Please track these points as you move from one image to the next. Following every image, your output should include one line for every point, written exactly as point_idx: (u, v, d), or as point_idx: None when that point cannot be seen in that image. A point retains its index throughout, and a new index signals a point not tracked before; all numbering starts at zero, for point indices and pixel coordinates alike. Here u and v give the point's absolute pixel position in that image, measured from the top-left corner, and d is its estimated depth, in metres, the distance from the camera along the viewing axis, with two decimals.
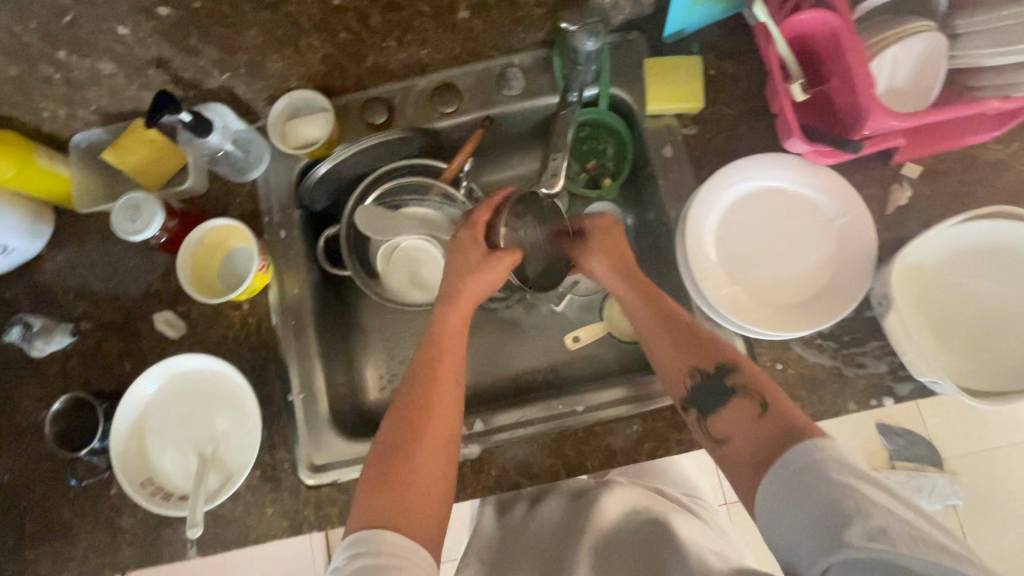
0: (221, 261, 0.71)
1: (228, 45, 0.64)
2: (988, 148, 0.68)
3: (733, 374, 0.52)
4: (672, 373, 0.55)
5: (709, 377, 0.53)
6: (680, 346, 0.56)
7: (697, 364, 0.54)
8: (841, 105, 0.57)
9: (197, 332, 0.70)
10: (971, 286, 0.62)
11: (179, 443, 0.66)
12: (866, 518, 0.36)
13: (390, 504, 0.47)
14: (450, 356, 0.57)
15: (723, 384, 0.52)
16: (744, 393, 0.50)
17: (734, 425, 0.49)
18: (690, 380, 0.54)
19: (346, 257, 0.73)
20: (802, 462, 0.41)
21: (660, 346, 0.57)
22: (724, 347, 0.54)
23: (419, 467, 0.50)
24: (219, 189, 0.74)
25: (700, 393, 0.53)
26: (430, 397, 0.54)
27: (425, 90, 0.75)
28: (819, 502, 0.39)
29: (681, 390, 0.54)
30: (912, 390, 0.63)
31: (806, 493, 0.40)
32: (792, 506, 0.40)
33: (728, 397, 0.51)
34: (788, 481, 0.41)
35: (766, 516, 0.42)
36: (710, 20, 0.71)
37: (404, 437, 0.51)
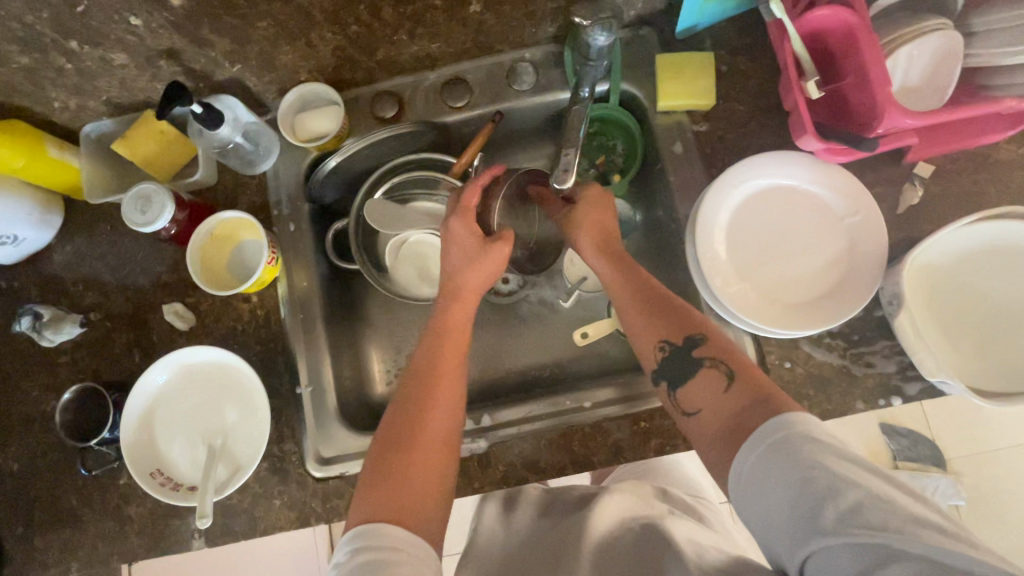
0: (231, 253, 0.71)
1: (240, 37, 0.63)
2: (1001, 148, 0.67)
3: (702, 345, 0.52)
4: (642, 345, 0.55)
5: (678, 348, 0.53)
6: (652, 317, 0.55)
7: (668, 336, 0.54)
8: (854, 103, 0.57)
9: (206, 324, 0.71)
10: (982, 286, 0.62)
11: (189, 434, 0.66)
12: (839, 496, 0.37)
13: (392, 499, 0.47)
14: (451, 352, 0.57)
15: (692, 356, 0.52)
16: (713, 364, 0.50)
17: (704, 397, 0.50)
18: (660, 353, 0.53)
19: (354, 250, 0.73)
20: (771, 441, 0.41)
21: (630, 319, 0.57)
22: (695, 318, 0.54)
23: (420, 464, 0.50)
24: (228, 181, 0.74)
25: (671, 367, 0.53)
26: (434, 394, 0.54)
27: (435, 84, 0.75)
28: (794, 482, 0.38)
29: (651, 362, 0.54)
30: (920, 390, 0.63)
31: (779, 472, 0.40)
32: (766, 487, 0.40)
33: (697, 368, 0.51)
34: (761, 460, 0.41)
35: (742, 498, 0.42)
36: (723, 16, 0.71)
37: (407, 435, 0.51)
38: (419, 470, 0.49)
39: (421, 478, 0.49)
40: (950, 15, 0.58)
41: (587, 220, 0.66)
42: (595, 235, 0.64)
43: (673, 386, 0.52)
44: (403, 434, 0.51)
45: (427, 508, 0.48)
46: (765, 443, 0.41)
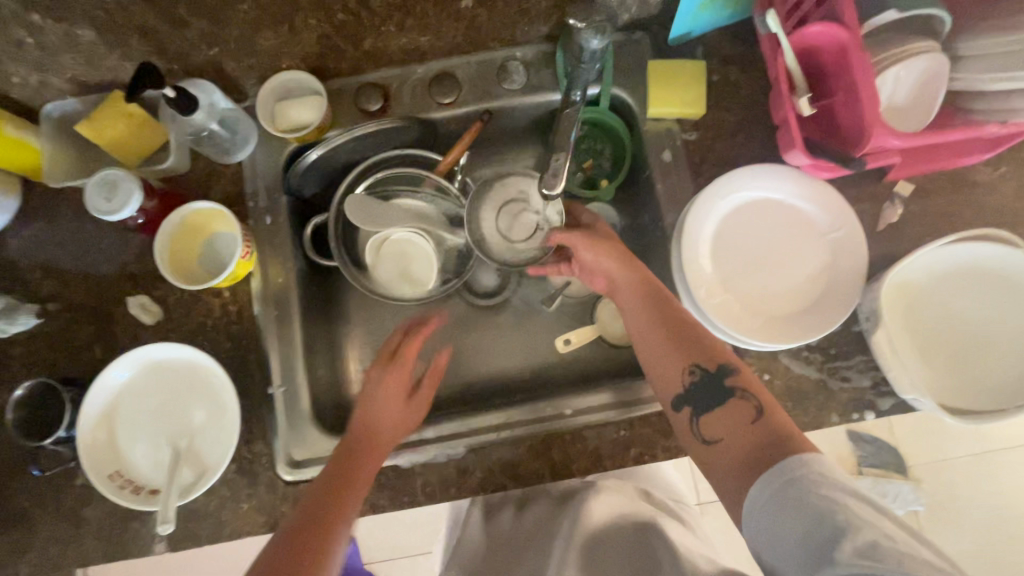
0: (202, 246, 0.68)
1: (219, 19, 0.60)
2: (977, 170, 0.69)
3: (733, 376, 0.52)
4: (666, 370, 0.55)
5: (710, 376, 0.53)
6: (678, 342, 0.56)
7: (698, 362, 0.54)
8: (844, 121, 0.57)
9: (174, 318, 0.67)
10: (956, 306, 0.63)
11: (152, 434, 0.63)
12: (856, 531, 0.37)
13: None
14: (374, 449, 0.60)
15: (722, 384, 0.52)
16: (741, 395, 0.51)
17: (729, 426, 0.50)
18: (688, 377, 0.54)
19: (333, 246, 0.71)
20: (790, 475, 0.42)
21: (652, 341, 0.57)
22: (725, 350, 0.55)
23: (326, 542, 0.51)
24: (202, 169, 0.71)
25: (696, 392, 0.53)
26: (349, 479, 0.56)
27: (423, 78, 0.72)
28: (809, 515, 0.39)
29: (676, 386, 0.54)
30: (893, 405, 0.64)
31: (795, 506, 0.40)
32: (783, 519, 0.41)
33: (728, 397, 0.51)
34: (779, 496, 0.42)
35: (758, 533, 0.42)
36: (716, 25, 0.71)
37: (311, 532, 0.51)
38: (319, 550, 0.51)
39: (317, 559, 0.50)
40: (937, 38, 0.59)
41: (606, 242, 0.64)
42: (618, 258, 0.63)
43: (695, 413, 0.52)
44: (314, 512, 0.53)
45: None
46: (782, 476, 0.43)
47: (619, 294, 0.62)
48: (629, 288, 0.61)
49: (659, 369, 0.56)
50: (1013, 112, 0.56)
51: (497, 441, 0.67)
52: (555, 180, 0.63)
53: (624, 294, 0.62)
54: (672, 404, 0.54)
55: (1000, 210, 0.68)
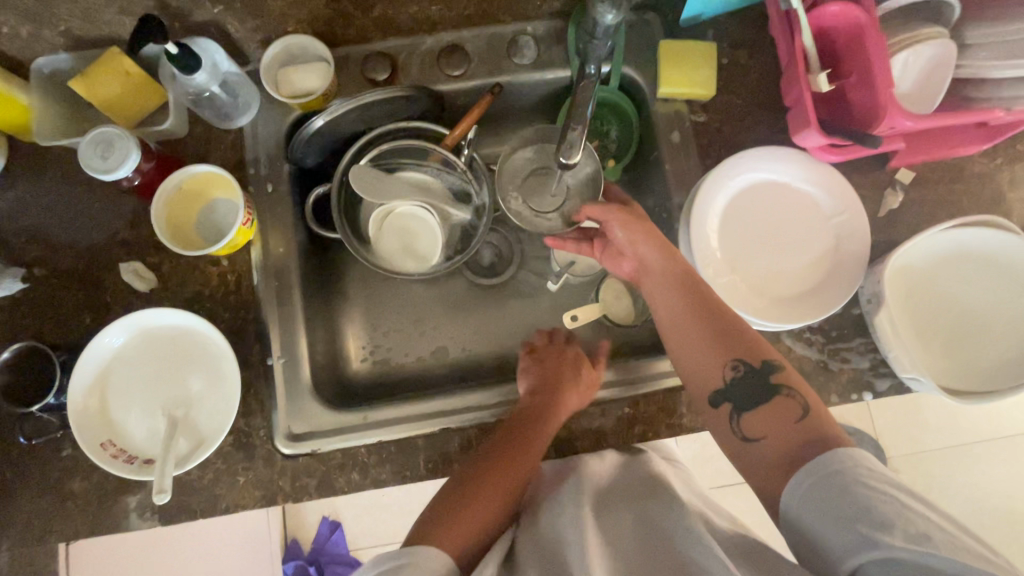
0: (199, 213, 0.66)
1: None
2: (975, 161, 0.71)
3: (778, 373, 0.52)
4: (704, 365, 0.55)
5: (753, 372, 0.53)
6: (719, 337, 0.55)
7: (739, 358, 0.54)
8: (856, 102, 0.58)
9: (169, 286, 0.65)
10: (954, 290, 0.65)
11: (146, 403, 0.61)
12: (906, 523, 0.39)
13: (452, 530, 0.49)
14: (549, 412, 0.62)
15: (768, 381, 0.52)
16: (788, 393, 0.51)
17: (775, 423, 0.50)
18: (731, 372, 0.53)
19: (335, 216, 0.69)
20: (825, 464, 0.44)
21: (692, 333, 0.56)
22: (765, 346, 0.55)
23: (473, 513, 0.51)
24: (201, 134, 0.68)
25: (740, 387, 0.53)
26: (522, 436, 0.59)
27: (432, 49, 0.71)
28: (854, 505, 0.41)
29: (717, 381, 0.54)
30: (890, 386, 0.65)
31: (839, 494, 0.42)
32: (824, 507, 0.42)
33: (772, 394, 0.51)
34: (823, 480, 0.43)
35: (799, 515, 0.44)
36: (726, 8, 0.71)
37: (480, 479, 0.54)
38: (470, 521, 0.51)
39: (465, 529, 0.50)
40: (946, 25, 0.60)
41: (642, 225, 0.62)
42: (656, 244, 0.61)
43: (737, 410, 0.52)
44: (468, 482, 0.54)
45: (467, 542, 0.49)
46: (818, 464, 0.44)
47: (650, 280, 0.61)
48: (663, 277, 0.60)
49: (697, 363, 0.55)
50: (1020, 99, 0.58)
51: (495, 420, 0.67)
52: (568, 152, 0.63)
53: (657, 282, 0.60)
54: (710, 399, 0.54)
55: (993, 201, 0.70)
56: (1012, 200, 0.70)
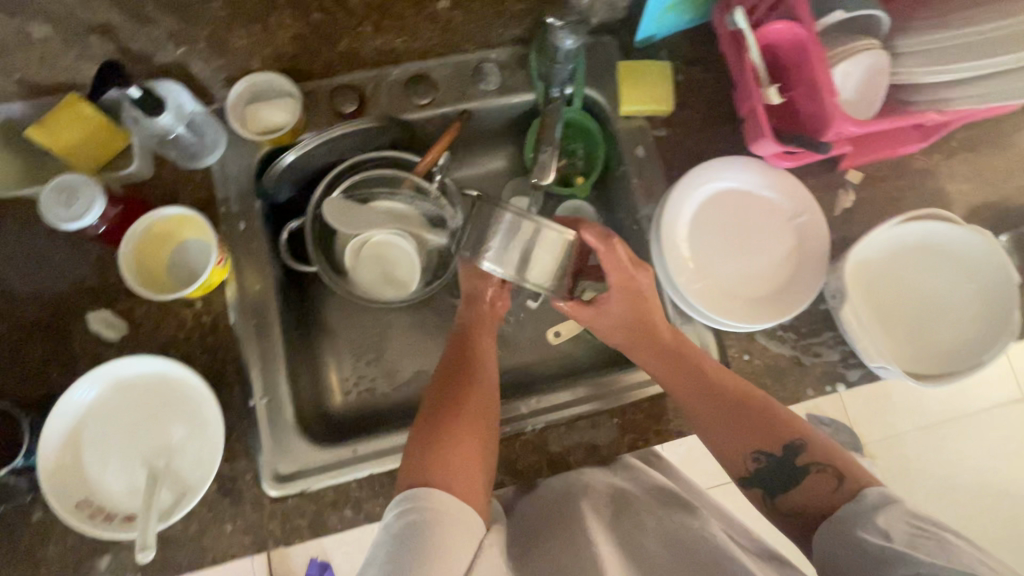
0: (170, 255, 0.65)
1: (188, 15, 0.57)
2: (915, 158, 0.76)
3: (802, 453, 0.55)
4: (732, 456, 0.57)
5: (777, 459, 0.55)
6: (739, 428, 0.57)
7: (762, 448, 0.56)
8: (807, 112, 0.62)
9: (141, 332, 0.63)
10: (909, 279, 0.69)
11: (125, 457, 0.59)
12: (950, 558, 0.42)
13: (437, 465, 0.52)
14: (479, 349, 0.65)
15: (794, 464, 0.55)
16: (819, 469, 0.53)
17: (812, 503, 0.53)
18: (756, 463, 0.56)
19: (311, 249, 0.69)
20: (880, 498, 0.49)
21: (712, 426, 0.58)
22: (786, 423, 0.57)
23: (461, 449, 0.54)
24: (168, 176, 0.67)
25: (769, 474, 0.56)
26: (472, 371, 0.62)
27: (399, 80, 0.72)
28: (905, 532, 0.44)
29: (744, 471, 0.57)
30: (861, 375, 0.68)
31: (892, 517, 0.46)
32: (873, 521, 0.46)
33: (801, 475, 0.54)
34: (881, 504, 0.47)
35: (846, 527, 0.48)
36: (677, 29, 0.75)
37: (441, 411, 0.58)
38: (465, 458, 0.53)
39: (463, 469, 0.52)
40: (878, 37, 0.65)
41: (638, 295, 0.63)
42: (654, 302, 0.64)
43: (770, 495, 0.56)
44: (440, 421, 0.57)
45: (467, 478, 0.52)
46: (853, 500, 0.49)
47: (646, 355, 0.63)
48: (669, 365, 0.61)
49: (722, 452, 0.58)
50: (950, 102, 0.63)
51: None
52: (484, 263, 0.59)
53: (666, 366, 0.61)
54: (740, 482, 0.58)
55: (936, 193, 0.76)
56: (949, 192, 0.76)
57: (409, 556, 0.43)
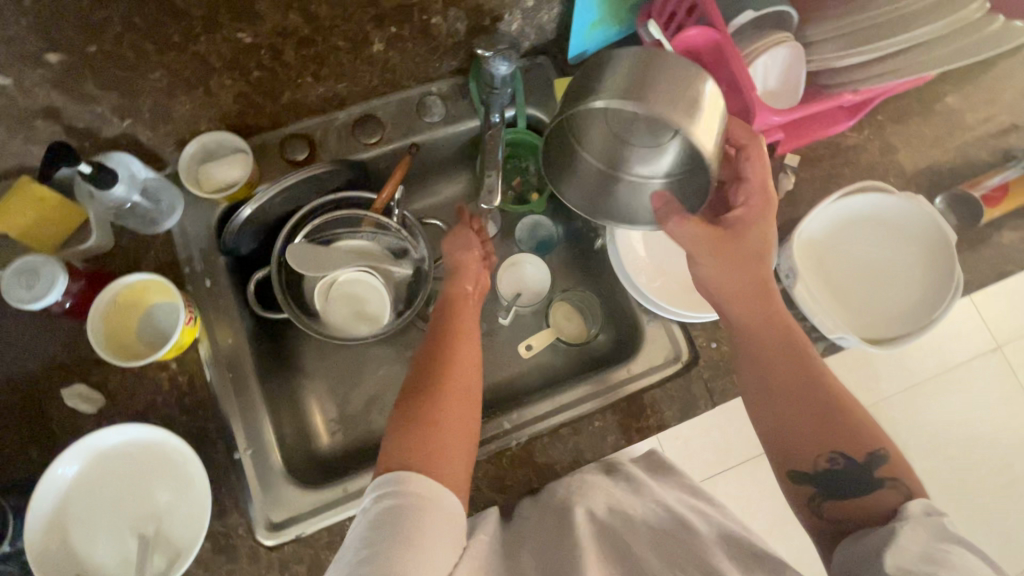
0: (138, 321, 0.65)
1: (129, 89, 0.59)
2: (847, 136, 0.80)
3: (884, 464, 0.52)
4: (802, 449, 0.54)
5: (855, 464, 0.52)
6: (824, 424, 0.54)
7: (839, 450, 0.53)
8: (733, 107, 0.65)
9: (119, 401, 0.64)
10: (855, 250, 0.72)
11: (113, 527, 0.59)
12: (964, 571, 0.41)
13: (418, 455, 0.50)
14: (466, 335, 0.60)
15: (871, 474, 0.52)
16: (892, 485, 0.50)
17: (868, 516, 0.50)
18: (831, 464, 0.53)
19: (280, 297, 0.70)
20: (926, 523, 0.46)
21: (795, 415, 0.55)
22: (869, 428, 0.54)
23: (444, 433, 0.52)
24: (129, 244, 0.68)
25: (836, 479, 0.53)
26: (455, 342, 0.59)
27: (346, 122, 0.75)
28: (927, 546, 0.43)
29: (810, 468, 0.54)
30: (825, 348, 0.71)
31: (921, 535, 0.45)
32: (900, 535, 0.45)
33: (875, 488, 0.51)
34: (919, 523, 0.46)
35: (872, 537, 0.47)
36: (607, 42, 0.78)
37: (430, 387, 0.55)
38: (452, 441, 0.52)
39: (448, 458, 0.51)
40: (790, 30, 0.69)
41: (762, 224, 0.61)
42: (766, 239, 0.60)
43: (820, 496, 0.53)
44: (434, 385, 0.55)
45: (447, 468, 0.50)
46: (896, 524, 0.46)
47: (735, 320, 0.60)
48: (756, 339, 0.59)
49: (794, 445, 0.55)
50: (863, 81, 0.67)
51: (479, 458, 0.67)
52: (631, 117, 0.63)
53: (750, 335, 0.59)
54: (793, 479, 0.55)
55: (870, 165, 0.80)
56: (881, 164, 0.80)
57: (378, 544, 0.43)
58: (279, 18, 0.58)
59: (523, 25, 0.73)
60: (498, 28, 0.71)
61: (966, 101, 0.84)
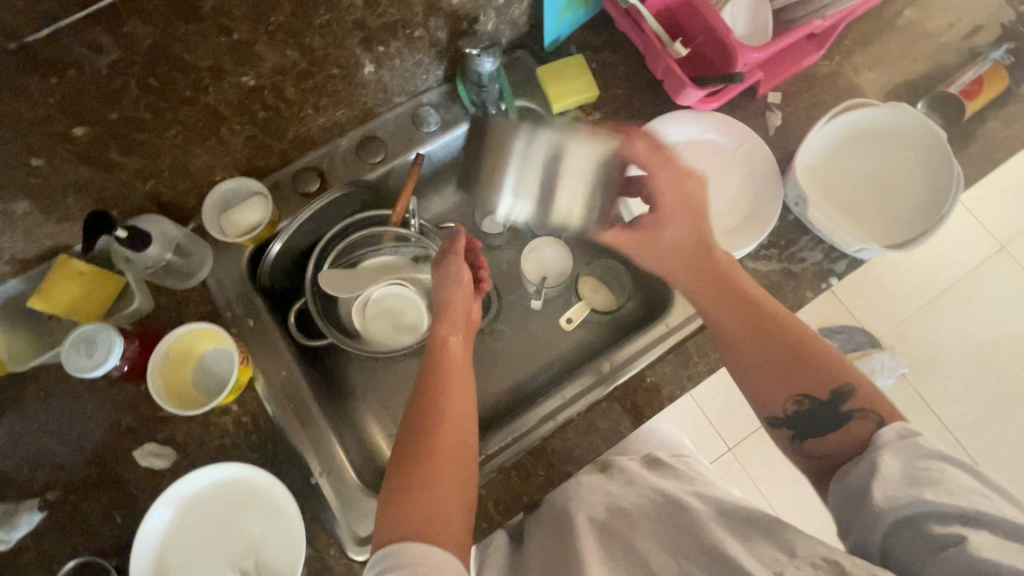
0: (193, 370, 0.67)
1: (148, 150, 0.61)
2: (821, 66, 0.84)
3: (852, 398, 0.51)
4: (772, 394, 0.54)
5: (822, 402, 0.52)
6: (781, 369, 0.54)
7: (804, 390, 0.53)
8: (712, 55, 0.69)
9: (191, 451, 0.65)
10: (856, 165, 0.75)
11: (213, 568, 0.60)
12: (953, 487, 0.41)
13: (416, 517, 0.47)
14: (455, 369, 0.61)
15: (838, 410, 0.51)
16: (862, 415, 0.50)
17: (846, 452, 0.50)
18: (797, 406, 0.53)
19: (320, 324, 0.72)
20: (903, 445, 0.45)
21: (751, 359, 0.56)
22: (835, 367, 0.53)
23: (438, 486, 0.50)
24: (169, 301, 0.70)
25: (808, 418, 0.53)
26: (448, 381, 0.59)
27: (349, 148, 0.78)
28: (914, 471, 0.43)
29: (780, 411, 0.54)
30: (847, 265, 0.73)
31: (906, 461, 0.44)
32: (877, 471, 0.45)
33: (846, 420, 0.51)
34: (896, 448, 0.46)
35: (851, 477, 0.47)
36: (577, 24, 0.82)
37: (423, 437, 0.54)
38: (446, 497, 0.50)
39: (446, 513, 0.49)
40: None
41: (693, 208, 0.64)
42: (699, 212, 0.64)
43: (799, 437, 0.54)
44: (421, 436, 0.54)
45: (448, 524, 0.48)
46: (874, 453, 0.46)
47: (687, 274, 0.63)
48: (707, 296, 0.61)
49: (759, 391, 0.56)
50: (828, 7, 0.71)
51: (543, 436, 0.69)
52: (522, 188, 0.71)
53: (698, 288, 0.62)
54: (769, 422, 0.56)
55: (849, 88, 0.83)
56: (860, 84, 0.83)
57: None
58: (278, 58, 0.61)
59: (498, 23, 0.76)
60: (476, 29, 0.75)
61: (923, 12, 0.88)
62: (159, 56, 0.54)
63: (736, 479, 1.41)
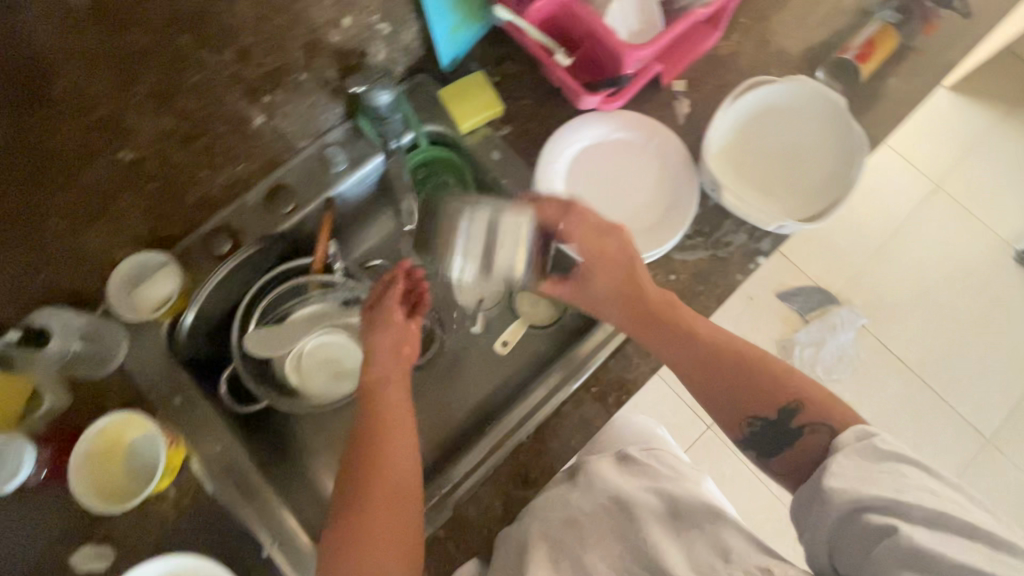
0: (122, 461, 0.64)
1: (31, 244, 0.57)
2: (721, 47, 0.84)
3: (799, 414, 0.54)
4: (727, 414, 0.58)
5: (771, 422, 0.55)
6: (734, 391, 0.57)
7: (756, 412, 0.56)
8: (602, 56, 0.70)
9: (130, 547, 0.62)
10: (766, 144, 0.76)
11: None
12: (916, 492, 0.42)
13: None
14: (394, 412, 0.59)
15: (789, 426, 0.54)
16: (812, 430, 0.53)
17: (808, 463, 0.53)
18: (750, 426, 0.56)
19: (252, 386, 0.71)
20: (863, 446, 0.47)
21: (707, 389, 0.58)
22: (784, 384, 0.56)
23: (374, 549, 0.51)
24: (86, 392, 0.66)
25: (764, 437, 0.56)
26: (383, 430, 0.58)
27: (257, 202, 0.75)
28: (879, 476, 0.44)
29: (738, 432, 0.57)
30: (772, 242, 0.74)
31: (870, 464, 0.45)
32: (843, 475, 0.45)
33: (798, 436, 0.54)
34: (861, 452, 0.46)
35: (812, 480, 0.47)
36: (474, 40, 0.80)
37: (357, 492, 0.54)
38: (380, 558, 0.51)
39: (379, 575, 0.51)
40: None
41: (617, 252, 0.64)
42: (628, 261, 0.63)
43: (763, 455, 0.56)
44: (358, 493, 0.54)
45: None
46: (832, 455, 0.48)
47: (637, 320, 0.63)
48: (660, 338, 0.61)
49: (717, 415, 0.59)
50: None
51: (497, 465, 0.68)
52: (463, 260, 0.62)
53: (653, 332, 0.62)
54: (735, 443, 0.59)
55: (751, 65, 0.83)
56: (761, 60, 0.84)
57: None
58: (155, 126, 0.59)
59: (390, 51, 0.75)
60: (368, 61, 0.73)
61: None
62: (20, 147, 0.50)
63: (718, 456, 1.42)
